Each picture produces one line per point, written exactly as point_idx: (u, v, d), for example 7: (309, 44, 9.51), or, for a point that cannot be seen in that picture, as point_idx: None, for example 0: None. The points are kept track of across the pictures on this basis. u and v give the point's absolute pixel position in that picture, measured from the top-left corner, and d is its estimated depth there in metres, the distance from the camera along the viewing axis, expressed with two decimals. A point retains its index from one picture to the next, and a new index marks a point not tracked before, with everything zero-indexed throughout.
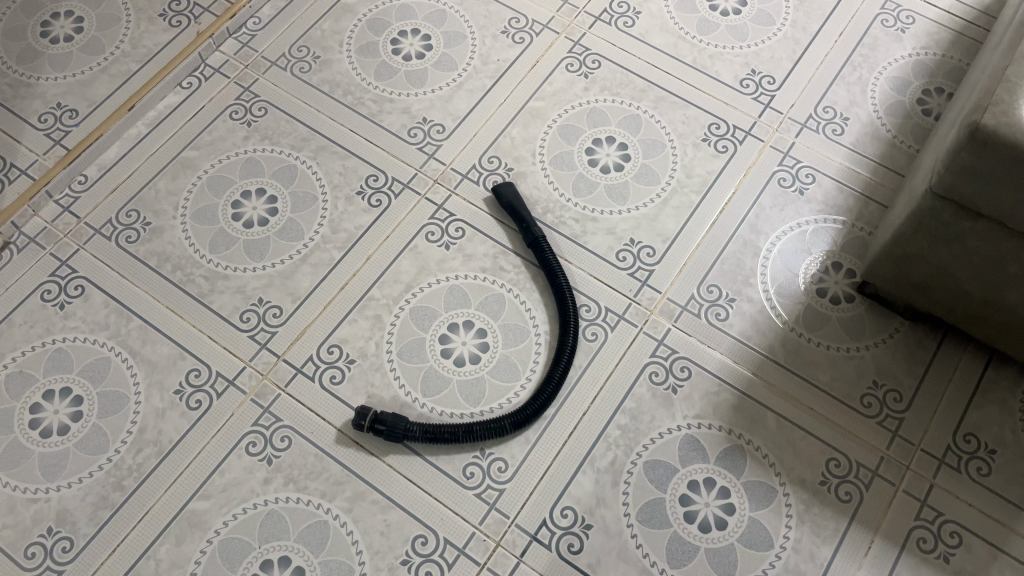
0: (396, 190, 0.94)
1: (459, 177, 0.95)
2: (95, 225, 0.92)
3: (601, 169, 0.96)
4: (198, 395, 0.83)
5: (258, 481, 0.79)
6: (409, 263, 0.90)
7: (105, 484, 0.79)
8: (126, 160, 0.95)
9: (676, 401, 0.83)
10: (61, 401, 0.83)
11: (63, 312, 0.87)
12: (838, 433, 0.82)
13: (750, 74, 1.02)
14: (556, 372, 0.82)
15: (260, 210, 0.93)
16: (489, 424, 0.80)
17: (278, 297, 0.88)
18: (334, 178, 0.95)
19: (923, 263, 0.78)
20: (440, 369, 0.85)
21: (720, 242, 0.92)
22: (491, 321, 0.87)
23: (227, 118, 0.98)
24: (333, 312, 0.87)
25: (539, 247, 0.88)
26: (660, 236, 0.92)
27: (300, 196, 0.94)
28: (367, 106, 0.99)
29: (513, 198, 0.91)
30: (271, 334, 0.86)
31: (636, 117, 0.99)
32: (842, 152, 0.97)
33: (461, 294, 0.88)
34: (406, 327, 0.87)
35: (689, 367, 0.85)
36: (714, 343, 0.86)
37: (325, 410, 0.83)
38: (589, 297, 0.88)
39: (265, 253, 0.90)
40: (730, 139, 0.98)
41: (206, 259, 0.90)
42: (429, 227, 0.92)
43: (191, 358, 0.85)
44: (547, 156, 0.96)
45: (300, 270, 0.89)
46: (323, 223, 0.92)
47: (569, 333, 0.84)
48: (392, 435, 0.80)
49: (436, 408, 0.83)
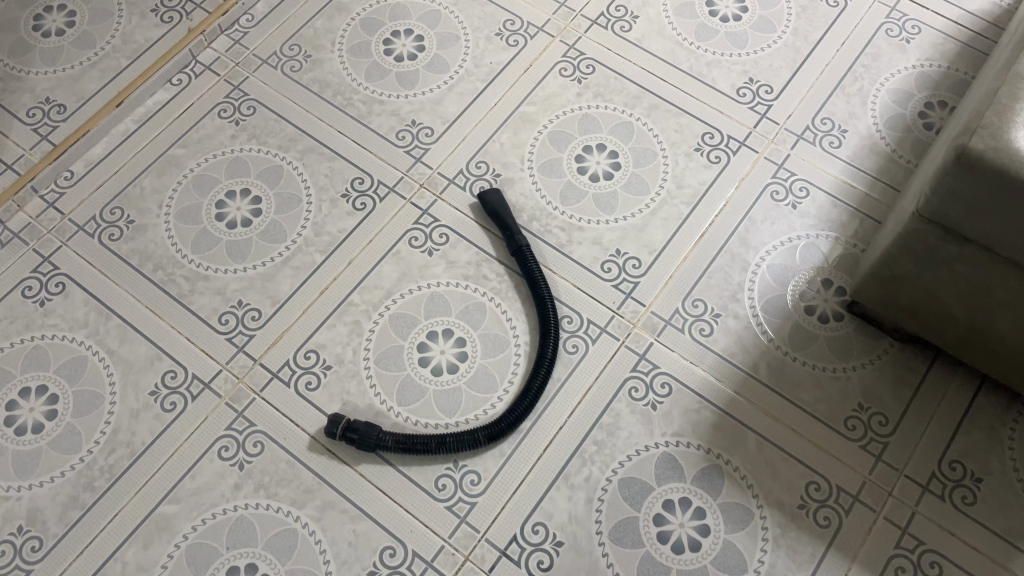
0: (382, 194, 0.93)
1: (445, 182, 0.94)
2: (79, 221, 0.92)
3: (590, 177, 0.94)
4: (173, 397, 0.83)
5: (229, 486, 0.79)
6: (390, 269, 0.89)
7: (76, 484, 0.79)
8: (113, 157, 0.95)
9: (655, 417, 0.82)
10: (37, 398, 0.83)
11: (43, 309, 0.87)
12: (820, 456, 0.80)
13: (747, 83, 1.00)
14: (534, 384, 0.81)
15: (244, 211, 0.92)
16: (462, 435, 0.79)
17: (257, 300, 0.87)
18: (319, 180, 0.94)
19: (910, 285, 0.76)
20: (416, 377, 0.84)
21: (708, 255, 0.90)
22: (471, 330, 0.86)
23: (215, 116, 0.98)
24: (312, 317, 0.86)
25: (522, 256, 0.87)
26: (646, 248, 0.90)
27: (284, 197, 0.93)
28: (356, 106, 0.98)
29: (497, 204, 0.90)
30: (248, 337, 0.85)
31: (629, 125, 0.97)
32: (838, 166, 0.95)
33: (442, 302, 0.87)
34: (385, 334, 0.86)
35: (670, 383, 0.84)
36: (697, 359, 0.85)
37: (298, 416, 0.82)
38: (571, 308, 0.87)
39: (247, 255, 0.90)
40: (723, 149, 0.96)
41: (187, 259, 0.89)
42: (413, 233, 0.91)
43: (168, 359, 0.84)
44: (535, 162, 0.95)
45: (280, 273, 0.88)
46: (306, 226, 0.91)
47: (549, 344, 0.83)
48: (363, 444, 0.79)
49: (411, 418, 0.82)
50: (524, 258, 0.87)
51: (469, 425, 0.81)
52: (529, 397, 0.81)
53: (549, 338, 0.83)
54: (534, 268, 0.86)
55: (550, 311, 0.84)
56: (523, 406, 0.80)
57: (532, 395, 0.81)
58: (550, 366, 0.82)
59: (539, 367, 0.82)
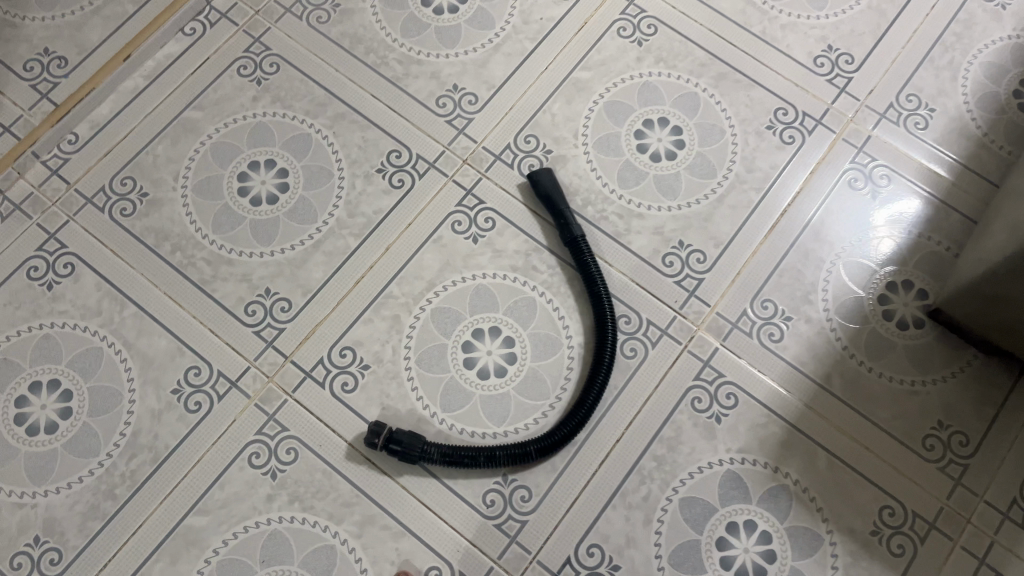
0: (421, 169, 0.84)
1: (491, 158, 0.85)
2: (86, 193, 0.83)
3: (651, 156, 0.85)
4: (198, 397, 0.76)
5: (261, 498, 0.73)
6: (432, 257, 0.81)
7: (96, 491, 0.73)
8: (121, 119, 0.85)
9: (719, 432, 0.76)
10: (49, 395, 0.76)
11: (51, 293, 0.79)
12: (894, 478, 0.75)
13: (826, 50, 0.90)
14: (591, 393, 0.75)
15: (269, 186, 0.83)
16: (515, 448, 0.73)
17: (286, 289, 0.80)
18: (351, 152, 0.85)
19: (1013, 305, 0.69)
20: (462, 381, 0.77)
21: (779, 250, 0.82)
22: (520, 328, 0.79)
23: (234, 74, 0.87)
24: (347, 310, 0.79)
25: (577, 248, 0.79)
26: (712, 240, 0.82)
27: (313, 170, 0.84)
28: (391, 67, 0.88)
29: (548, 184, 0.82)
30: (278, 331, 0.78)
31: (694, 96, 0.88)
32: (923, 151, 0.86)
33: (488, 296, 0.80)
34: (426, 331, 0.79)
35: (736, 394, 0.77)
36: (764, 367, 0.78)
37: (334, 421, 0.76)
38: (630, 307, 0.80)
39: (274, 237, 0.81)
40: (798, 128, 0.87)
41: (208, 240, 0.81)
42: (456, 216, 0.83)
43: (191, 354, 0.77)
44: (591, 138, 0.86)
45: (311, 259, 0.81)
46: (338, 204, 0.82)
47: (607, 347, 0.76)
48: (408, 457, 0.73)
49: (456, 425, 0.76)
50: (577, 246, 0.79)
51: (519, 436, 0.75)
52: (585, 407, 0.74)
53: (607, 340, 0.76)
54: (588, 258, 0.79)
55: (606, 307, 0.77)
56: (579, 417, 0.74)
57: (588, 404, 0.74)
58: (608, 373, 0.76)
59: (595, 373, 0.75)
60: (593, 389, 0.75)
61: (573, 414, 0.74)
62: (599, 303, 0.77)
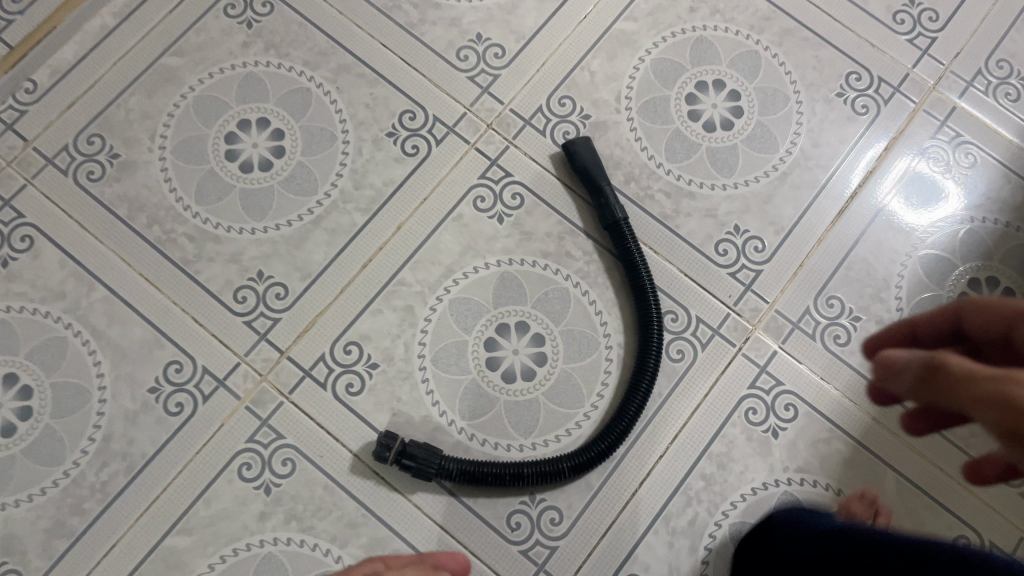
0: (439, 134, 0.73)
1: (520, 123, 0.73)
2: (47, 152, 0.71)
3: (704, 125, 0.74)
4: (179, 397, 0.66)
5: (253, 516, 0.64)
6: (450, 239, 0.71)
7: (61, 506, 0.63)
8: (88, 64, 0.73)
9: (776, 448, 0.67)
10: (5, 391, 0.65)
11: (6, 271, 0.68)
12: (972, 505, 0.66)
13: (906, 6, 0.78)
14: (633, 401, 0.65)
15: (262, 150, 0.72)
16: (546, 464, 0.64)
17: (283, 272, 0.69)
18: (358, 112, 0.73)
19: None
20: (484, 384, 0.67)
21: (848, 239, 0.72)
22: (551, 324, 0.69)
23: (220, 14, 0.75)
24: (353, 298, 0.69)
25: (619, 234, 0.68)
26: (772, 225, 0.72)
27: (314, 132, 0.72)
28: (405, 12, 0.76)
29: (584, 157, 0.70)
30: (273, 322, 0.68)
31: (754, 56, 0.76)
32: (1014, 127, 0.75)
33: (515, 287, 0.70)
34: (444, 324, 0.68)
35: (795, 405, 0.68)
36: (828, 374, 0.69)
37: (337, 428, 0.66)
38: (677, 302, 0.70)
39: (268, 210, 0.70)
40: (872, 95, 0.75)
41: (191, 212, 0.70)
42: (478, 190, 0.72)
43: (171, 347, 0.67)
44: (635, 102, 0.74)
45: (311, 238, 0.70)
46: (342, 174, 0.71)
47: (652, 351, 0.66)
48: (424, 472, 0.63)
49: (478, 436, 0.66)
50: (619, 231, 0.68)
51: (549, 450, 0.66)
52: (626, 418, 0.65)
53: (653, 343, 0.66)
54: (632, 245, 0.68)
55: (652, 304, 0.67)
56: (619, 429, 0.64)
57: (629, 415, 0.65)
58: (653, 378, 0.66)
59: (639, 379, 0.66)
60: (636, 396, 0.65)
61: (612, 426, 0.65)
62: (643, 299, 0.67)
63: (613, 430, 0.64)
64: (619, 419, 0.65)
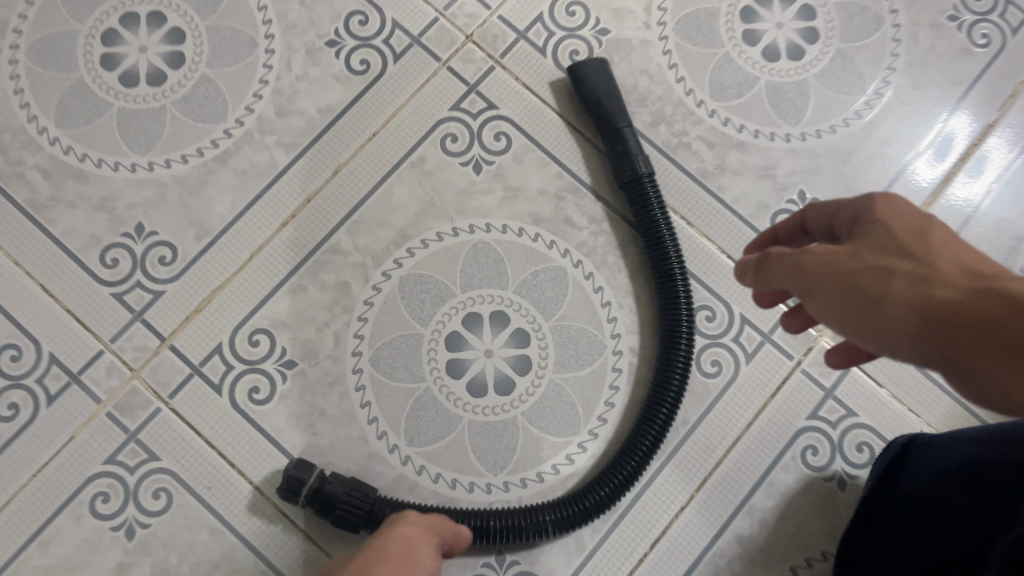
0: (399, 46, 0.53)
1: (512, 36, 0.53)
2: None
3: (764, 51, 0.54)
4: (15, 395, 0.47)
5: (107, 568, 0.46)
6: (406, 191, 0.51)
7: None
8: None
9: (843, 505, 0.48)
10: None
11: None
12: None
13: None
14: (649, 434, 0.47)
15: (152, 56, 0.52)
16: (524, 516, 0.46)
17: (170, 228, 0.50)
18: (289, 10, 0.53)
19: None
20: (442, 397, 0.49)
21: (955, 219, 0.52)
22: (539, 317, 0.50)
23: None
24: (266, 269, 0.50)
25: (642, 198, 0.49)
26: (850, 194, 0.52)
27: (226, 35, 0.52)
28: None
29: (588, 83, 0.51)
30: (153, 296, 0.49)
31: None
32: None
33: (493, 263, 0.51)
34: (391, 310, 0.50)
35: (871, 444, 0.49)
36: (921, 404, 0.50)
37: (234, 449, 0.48)
38: (715, 294, 0.50)
39: (156, 140, 0.51)
40: (997, 22, 0.55)
41: (48, 137, 0.51)
42: (449, 127, 0.52)
43: (8, 325, 0.48)
44: (672, 15, 0.54)
45: (214, 182, 0.51)
46: (262, 95, 0.52)
47: (679, 355, 0.47)
48: (348, 520, 0.45)
49: (429, 469, 0.48)
50: (636, 185, 0.49)
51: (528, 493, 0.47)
52: (638, 456, 0.46)
53: (679, 345, 0.47)
54: (654, 204, 0.49)
55: (679, 286, 0.48)
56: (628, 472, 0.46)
57: (643, 453, 0.46)
58: (677, 401, 0.47)
59: (657, 398, 0.47)
60: (653, 426, 0.47)
61: (618, 467, 0.46)
62: (669, 279, 0.48)
63: (619, 473, 0.46)
64: (629, 457, 0.46)
